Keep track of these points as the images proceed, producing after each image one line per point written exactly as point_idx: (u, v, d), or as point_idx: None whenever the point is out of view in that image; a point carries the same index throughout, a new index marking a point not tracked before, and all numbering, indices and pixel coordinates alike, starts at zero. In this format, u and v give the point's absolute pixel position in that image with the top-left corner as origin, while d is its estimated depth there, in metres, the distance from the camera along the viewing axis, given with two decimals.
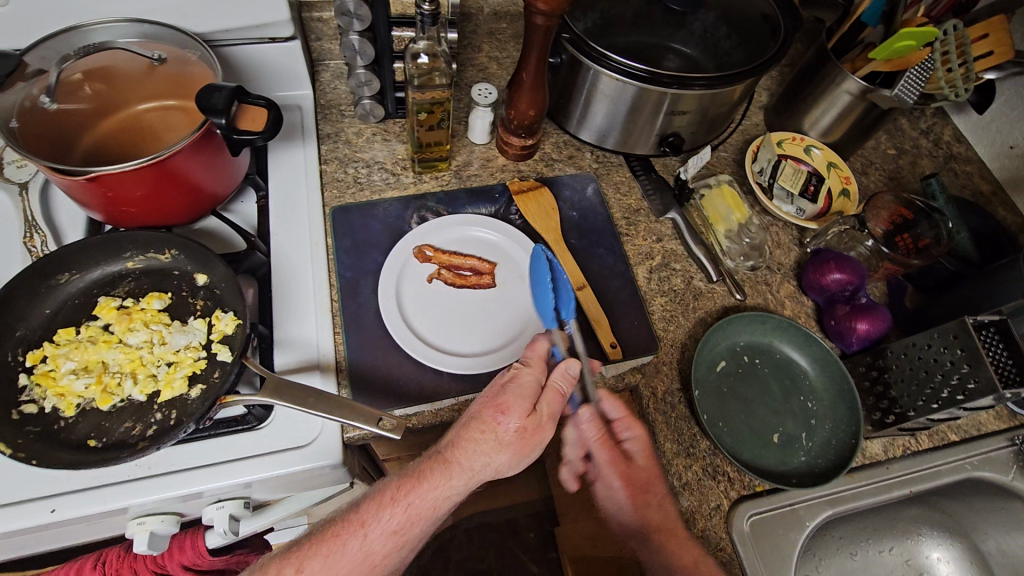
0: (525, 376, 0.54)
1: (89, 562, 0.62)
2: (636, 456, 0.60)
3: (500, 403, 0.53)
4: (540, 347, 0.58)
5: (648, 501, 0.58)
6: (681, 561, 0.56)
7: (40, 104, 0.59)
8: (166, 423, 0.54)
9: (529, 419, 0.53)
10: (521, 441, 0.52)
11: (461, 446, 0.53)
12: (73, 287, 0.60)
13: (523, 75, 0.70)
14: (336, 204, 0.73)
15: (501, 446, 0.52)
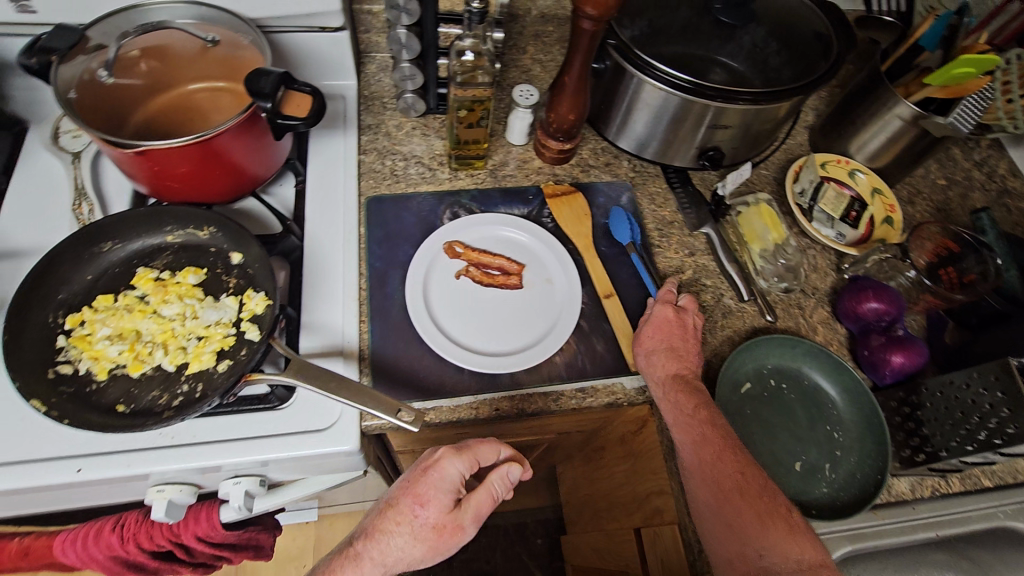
0: (449, 469, 0.56)
1: (106, 523, 0.61)
2: (665, 326, 0.64)
3: (418, 494, 0.56)
4: (483, 448, 0.58)
5: (665, 354, 0.62)
6: (678, 400, 0.59)
7: (98, 78, 0.62)
8: (192, 395, 0.55)
9: (444, 517, 0.56)
10: (432, 538, 0.56)
11: (380, 537, 0.57)
12: (115, 256, 0.62)
13: (566, 78, 0.69)
14: (371, 194, 0.74)
15: (414, 540, 0.56)
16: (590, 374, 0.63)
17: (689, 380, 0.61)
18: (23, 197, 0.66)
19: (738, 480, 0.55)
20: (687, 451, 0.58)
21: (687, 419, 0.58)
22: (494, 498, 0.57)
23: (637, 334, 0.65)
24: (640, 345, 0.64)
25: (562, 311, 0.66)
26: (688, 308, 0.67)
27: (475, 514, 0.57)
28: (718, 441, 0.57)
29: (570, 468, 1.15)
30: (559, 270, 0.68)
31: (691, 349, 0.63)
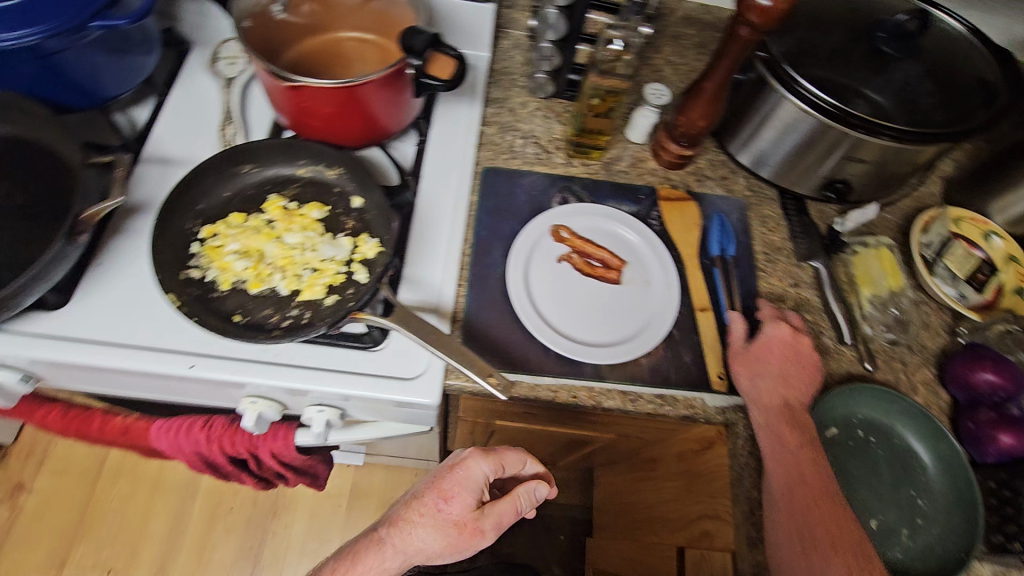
0: (475, 469, 0.60)
1: (198, 420, 0.66)
2: (778, 350, 0.63)
3: (443, 490, 0.60)
4: (509, 454, 0.63)
5: (771, 381, 0.61)
6: (781, 432, 0.59)
7: (270, 11, 0.66)
8: (299, 320, 0.59)
9: (466, 518, 0.59)
10: (453, 534, 0.59)
11: (405, 527, 0.60)
12: (251, 178, 0.66)
13: (706, 83, 0.68)
14: (487, 164, 0.75)
15: (436, 533, 0.59)
16: (673, 383, 0.63)
17: (796, 413, 0.60)
18: (179, 111, 0.72)
19: (829, 531, 0.55)
20: (784, 487, 0.57)
21: (791, 456, 0.57)
22: (517, 510, 0.61)
23: (738, 352, 0.63)
24: (743, 364, 0.62)
25: (656, 315, 0.65)
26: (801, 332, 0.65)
27: (496, 522, 0.60)
28: (817, 489, 0.56)
29: (613, 473, 1.14)
30: (660, 274, 0.68)
31: (801, 379, 0.62)
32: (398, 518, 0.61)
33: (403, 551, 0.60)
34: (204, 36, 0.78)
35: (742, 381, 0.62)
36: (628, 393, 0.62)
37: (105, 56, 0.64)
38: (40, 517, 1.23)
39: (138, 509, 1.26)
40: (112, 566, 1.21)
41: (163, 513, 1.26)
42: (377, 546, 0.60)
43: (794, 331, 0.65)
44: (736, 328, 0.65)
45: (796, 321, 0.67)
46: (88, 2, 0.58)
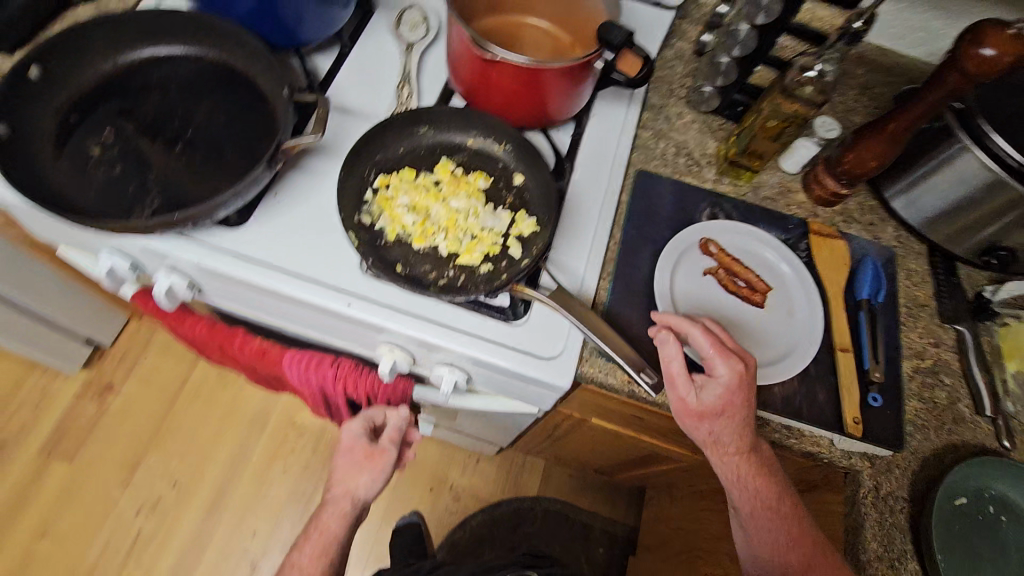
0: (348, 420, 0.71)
1: (327, 357, 0.69)
2: (740, 394, 0.57)
3: (344, 443, 0.71)
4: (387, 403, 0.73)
5: (735, 438, 0.58)
6: (757, 484, 0.59)
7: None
8: (455, 282, 0.61)
9: (362, 449, 0.70)
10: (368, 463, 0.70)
11: (340, 478, 0.70)
12: (424, 140, 0.68)
13: (891, 123, 0.67)
14: (640, 168, 0.76)
15: (359, 472, 0.70)
16: (805, 416, 0.62)
17: (760, 453, 0.60)
18: (360, 65, 0.75)
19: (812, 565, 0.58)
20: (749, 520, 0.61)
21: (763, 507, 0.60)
22: (400, 433, 0.71)
23: (699, 409, 0.58)
24: (703, 418, 0.58)
25: (797, 345, 0.64)
26: (734, 356, 0.58)
27: (390, 441, 0.70)
28: (793, 529, 0.60)
29: (674, 497, 1.12)
30: (805, 306, 0.66)
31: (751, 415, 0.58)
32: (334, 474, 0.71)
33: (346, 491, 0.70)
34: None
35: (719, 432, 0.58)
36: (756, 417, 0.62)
37: (314, 6, 0.68)
38: (118, 420, 1.30)
39: (206, 433, 1.31)
40: (177, 479, 1.27)
41: (228, 442, 1.31)
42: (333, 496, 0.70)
43: (740, 359, 0.58)
44: (677, 370, 0.58)
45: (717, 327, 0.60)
46: None
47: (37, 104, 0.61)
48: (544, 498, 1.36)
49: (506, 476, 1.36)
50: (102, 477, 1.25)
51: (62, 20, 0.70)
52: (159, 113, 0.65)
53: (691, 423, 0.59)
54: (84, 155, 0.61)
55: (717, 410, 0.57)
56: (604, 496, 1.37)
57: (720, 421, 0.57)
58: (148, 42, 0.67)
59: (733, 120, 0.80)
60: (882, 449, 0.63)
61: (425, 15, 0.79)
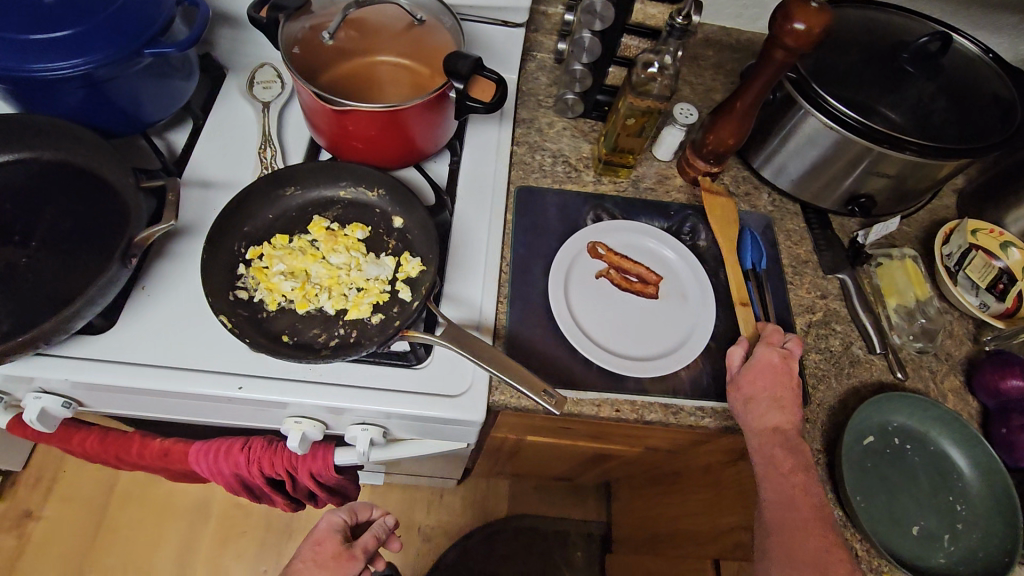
0: (329, 517, 0.76)
1: (236, 442, 0.66)
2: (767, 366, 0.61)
3: (314, 540, 0.74)
4: (365, 508, 0.80)
5: (765, 409, 0.59)
6: (776, 457, 0.57)
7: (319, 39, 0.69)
8: (347, 339, 0.59)
9: (332, 548, 0.72)
10: (331, 563, 0.70)
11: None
12: (293, 200, 0.66)
13: (737, 102, 0.70)
14: (520, 183, 0.76)
15: (316, 569, 0.69)
16: (714, 394, 0.64)
17: (791, 439, 0.58)
18: (216, 134, 0.73)
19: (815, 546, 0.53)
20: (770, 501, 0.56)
21: (781, 479, 0.56)
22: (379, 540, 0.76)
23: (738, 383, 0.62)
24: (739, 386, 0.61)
25: (695, 328, 0.66)
26: (785, 350, 0.63)
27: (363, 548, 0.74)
28: (809, 513, 0.55)
29: (632, 488, 1.14)
30: (696, 288, 0.69)
31: (797, 398, 0.61)
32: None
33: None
34: (241, 64, 0.80)
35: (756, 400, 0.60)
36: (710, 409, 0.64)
37: (149, 82, 0.66)
38: (45, 546, 1.19)
39: (148, 535, 1.23)
40: None
41: (173, 540, 1.23)
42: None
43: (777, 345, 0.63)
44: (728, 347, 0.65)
45: (790, 339, 0.65)
46: (143, 30, 0.61)
47: None
48: (513, 517, 1.35)
49: (472, 503, 1.35)
50: None
51: None
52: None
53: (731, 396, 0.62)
54: None
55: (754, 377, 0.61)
56: (572, 499, 1.38)
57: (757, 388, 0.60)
58: None
59: (601, 121, 0.82)
60: None
61: (277, 72, 0.78)
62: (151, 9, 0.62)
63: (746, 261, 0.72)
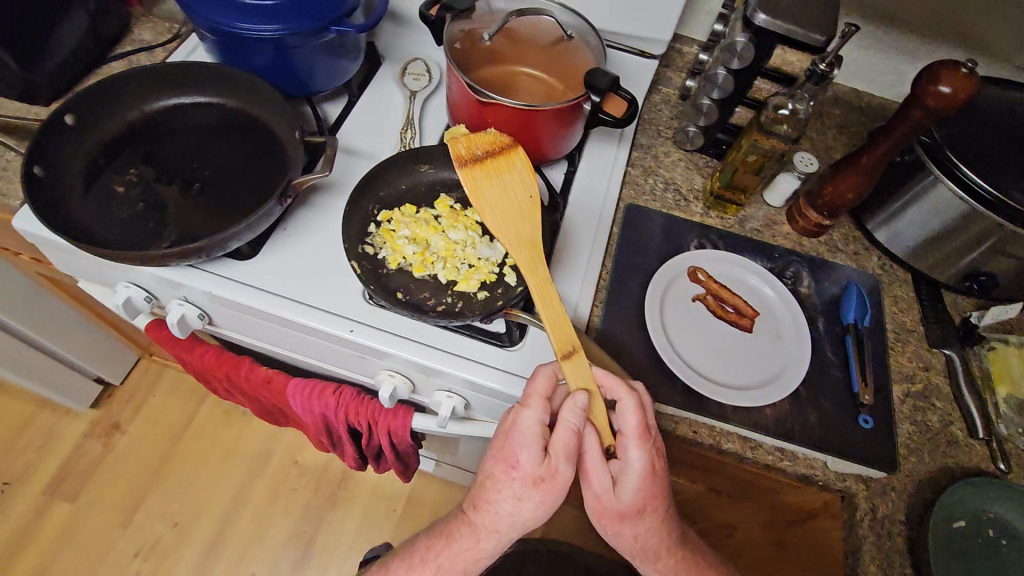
0: (523, 419, 0.55)
1: (330, 385, 0.73)
2: (649, 481, 0.57)
3: (508, 454, 0.56)
4: (540, 383, 0.57)
5: (656, 530, 0.60)
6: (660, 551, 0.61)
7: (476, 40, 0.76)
8: (453, 308, 0.64)
9: (529, 474, 0.55)
10: (537, 491, 0.55)
11: (486, 515, 0.58)
12: (426, 177, 0.73)
13: (863, 157, 0.70)
14: (630, 202, 0.79)
15: (518, 499, 0.55)
16: (797, 437, 0.63)
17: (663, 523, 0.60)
18: (367, 111, 0.81)
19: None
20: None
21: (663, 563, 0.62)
22: (578, 432, 0.55)
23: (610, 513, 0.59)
24: (623, 520, 0.58)
25: (786, 369, 0.66)
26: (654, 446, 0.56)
27: (553, 482, 0.55)
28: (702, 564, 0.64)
29: None
30: (792, 330, 0.69)
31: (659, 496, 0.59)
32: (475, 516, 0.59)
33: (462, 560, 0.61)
34: (394, 54, 0.87)
35: (640, 524, 0.59)
36: (778, 450, 0.64)
37: (325, 58, 0.74)
38: (123, 460, 1.31)
39: (209, 472, 1.31)
40: (179, 520, 1.26)
41: (230, 482, 1.31)
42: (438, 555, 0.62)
43: (655, 447, 0.57)
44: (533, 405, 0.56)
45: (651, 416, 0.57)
46: (334, 11, 0.69)
47: (67, 145, 0.66)
48: (546, 540, 1.34)
49: None
50: (103, 516, 1.25)
51: (97, 75, 0.78)
52: (180, 155, 0.70)
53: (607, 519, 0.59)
54: (109, 193, 0.65)
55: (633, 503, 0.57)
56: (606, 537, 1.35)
57: (643, 517, 0.58)
58: (173, 91, 0.72)
59: (718, 158, 0.84)
60: (876, 471, 0.63)
61: (427, 67, 0.86)
62: None
63: (850, 317, 0.71)
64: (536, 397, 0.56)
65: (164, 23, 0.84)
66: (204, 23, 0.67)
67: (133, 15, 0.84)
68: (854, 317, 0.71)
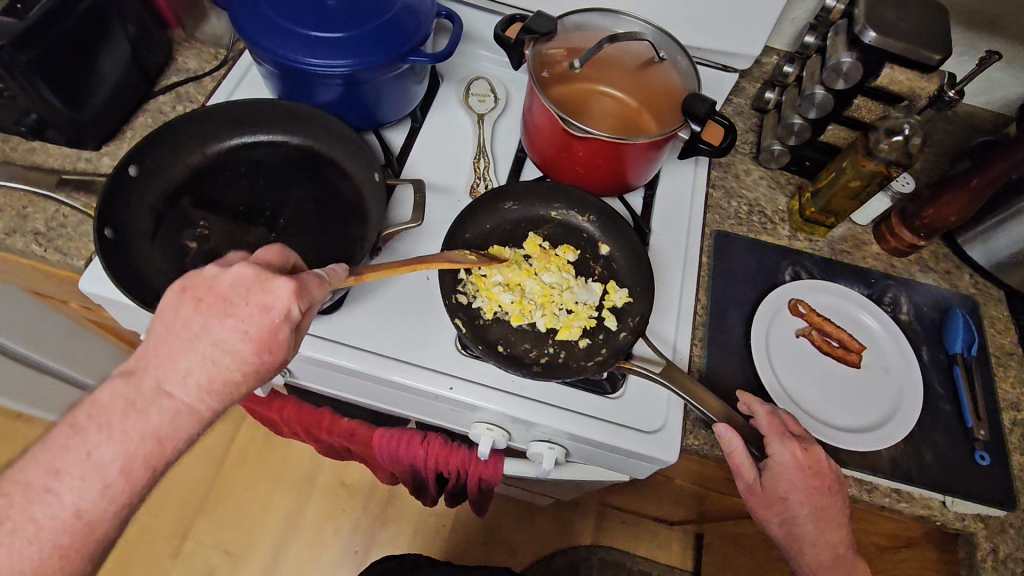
0: (230, 282, 0.44)
1: (417, 435, 0.70)
2: (804, 485, 0.56)
3: (203, 302, 0.44)
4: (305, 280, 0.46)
5: (813, 522, 0.58)
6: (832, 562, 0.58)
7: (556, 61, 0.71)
8: (556, 358, 0.62)
9: (224, 333, 0.43)
10: (239, 342, 0.43)
11: (159, 355, 0.43)
12: (511, 214, 0.69)
13: (974, 179, 0.67)
14: (716, 228, 0.76)
15: (201, 367, 0.43)
16: (915, 480, 0.62)
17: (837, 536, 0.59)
18: (433, 138, 0.76)
19: None
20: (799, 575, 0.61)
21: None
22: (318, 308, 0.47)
23: (766, 494, 0.58)
24: (800, 517, 0.58)
25: (900, 407, 0.64)
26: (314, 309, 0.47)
27: (269, 362, 0.45)
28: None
29: (735, 545, 1.09)
30: (901, 364, 0.66)
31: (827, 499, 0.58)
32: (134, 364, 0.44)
33: (99, 500, 0.41)
34: (455, 73, 0.82)
35: (816, 529, 0.58)
36: (895, 491, 0.62)
37: (393, 85, 0.69)
38: (166, 488, 1.28)
39: (256, 495, 1.29)
40: (229, 546, 1.25)
41: (277, 505, 1.29)
42: (124, 410, 0.41)
43: (801, 442, 0.57)
44: (252, 305, 0.43)
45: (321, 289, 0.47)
46: (406, 41, 0.64)
47: (134, 201, 0.62)
48: (599, 547, 1.33)
49: (557, 525, 1.34)
50: (152, 547, 1.23)
51: (146, 112, 0.73)
52: (250, 201, 0.65)
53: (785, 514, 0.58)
54: (182, 250, 0.61)
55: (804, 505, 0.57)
56: (658, 540, 1.35)
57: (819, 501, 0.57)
58: (234, 131, 0.68)
59: (800, 175, 0.80)
60: (995, 509, 0.62)
61: (490, 85, 0.81)
62: (416, 20, 0.65)
63: (956, 346, 0.68)
64: (257, 288, 0.44)
65: (210, 50, 0.79)
66: (267, 57, 0.62)
67: (175, 40, 0.78)
68: (960, 346, 0.68)
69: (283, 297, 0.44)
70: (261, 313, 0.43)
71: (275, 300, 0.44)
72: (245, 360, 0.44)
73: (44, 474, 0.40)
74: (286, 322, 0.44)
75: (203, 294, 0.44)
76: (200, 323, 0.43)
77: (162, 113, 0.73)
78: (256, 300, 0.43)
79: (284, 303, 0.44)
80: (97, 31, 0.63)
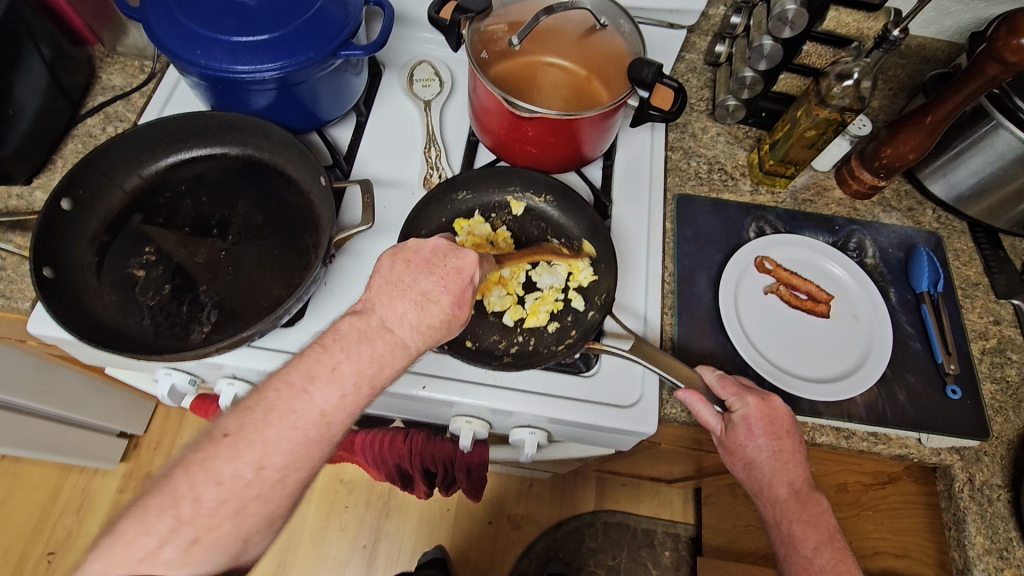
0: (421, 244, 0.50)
1: (399, 435, 0.72)
2: (763, 431, 0.55)
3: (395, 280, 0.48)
4: (466, 255, 0.50)
5: (770, 464, 0.55)
6: (811, 519, 0.54)
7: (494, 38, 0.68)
8: (526, 346, 0.62)
9: (419, 294, 0.47)
10: (429, 319, 0.47)
11: (386, 298, 0.47)
12: (465, 204, 0.70)
13: (928, 116, 0.65)
14: (678, 192, 0.75)
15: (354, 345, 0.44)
16: (890, 422, 0.62)
17: (807, 487, 0.56)
18: (379, 130, 0.74)
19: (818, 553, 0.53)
20: (767, 524, 0.58)
21: (798, 548, 0.54)
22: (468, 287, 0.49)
23: (725, 440, 0.57)
24: (770, 472, 0.56)
25: (871, 351, 0.64)
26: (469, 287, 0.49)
27: (457, 318, 0.49)
28: (823, 536, 0.54)
29: (733, 496, 1.11)
30: (869, 308, 0.67)
31: (795, 450, 0.56)
32: (363, 305, 0.47)
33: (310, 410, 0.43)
34: (398, 60, 0.80)
35: (788, 482, 0.56)
36: (872, 434, 0.63)
37: (329, 81, 0.66)
38: None
39: None
40: None
41: None
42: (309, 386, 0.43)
43: (760, 396, 0.56)
44: (449, 266, 0.49)
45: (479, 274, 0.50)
46: (337, 34, 0.61)
47: (71, 234, 0.60)
48: (603, 511, 1.36)
49: (558, 496, 1.37)
50: None
51: (75, 136, 0.70)
52: (196, 219, 0.64)
53: (755, 470, 0.56)
54: (130, 280, 0.59)
55: (769, 457, 0.55)
56: (658, 498, 1.38)
57: (784, 451, 0.55)
58: (168, 149, 0.66)
59: (757, 127, 0.79)
60: (968, 440, 0.63)
61: (436, 69, 0.78)
62: (345, 11, 0.62)
63: (922, 286, 0.69)
64: (450, 254, 0.50)
65: (135, 63, 0.76)
66: (191, 68, 0.59)
67: (97, 57, 0.75)
68: (926, 284, 0.69)
69: (472, 263, 0.50)
70: (455, 274, 0.49)
71: (466, 265, 0.50)
72: (444, 312, 0.48)
73: (304, 377, 0.43)
74: (472, 286, 0.50)
75: (412, 256, 0.49)
76: (411, 278, 0.48)
77: (92, 135, 0.70)
78: (452, 263, 0.49)
79: (470, 269, 0.50)
80: (12, 57, 0.60)
